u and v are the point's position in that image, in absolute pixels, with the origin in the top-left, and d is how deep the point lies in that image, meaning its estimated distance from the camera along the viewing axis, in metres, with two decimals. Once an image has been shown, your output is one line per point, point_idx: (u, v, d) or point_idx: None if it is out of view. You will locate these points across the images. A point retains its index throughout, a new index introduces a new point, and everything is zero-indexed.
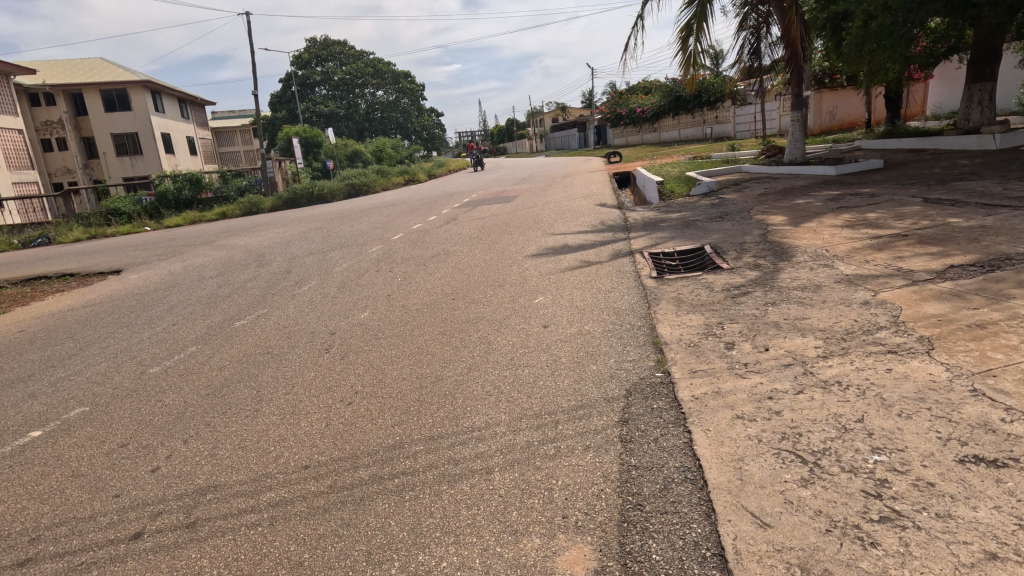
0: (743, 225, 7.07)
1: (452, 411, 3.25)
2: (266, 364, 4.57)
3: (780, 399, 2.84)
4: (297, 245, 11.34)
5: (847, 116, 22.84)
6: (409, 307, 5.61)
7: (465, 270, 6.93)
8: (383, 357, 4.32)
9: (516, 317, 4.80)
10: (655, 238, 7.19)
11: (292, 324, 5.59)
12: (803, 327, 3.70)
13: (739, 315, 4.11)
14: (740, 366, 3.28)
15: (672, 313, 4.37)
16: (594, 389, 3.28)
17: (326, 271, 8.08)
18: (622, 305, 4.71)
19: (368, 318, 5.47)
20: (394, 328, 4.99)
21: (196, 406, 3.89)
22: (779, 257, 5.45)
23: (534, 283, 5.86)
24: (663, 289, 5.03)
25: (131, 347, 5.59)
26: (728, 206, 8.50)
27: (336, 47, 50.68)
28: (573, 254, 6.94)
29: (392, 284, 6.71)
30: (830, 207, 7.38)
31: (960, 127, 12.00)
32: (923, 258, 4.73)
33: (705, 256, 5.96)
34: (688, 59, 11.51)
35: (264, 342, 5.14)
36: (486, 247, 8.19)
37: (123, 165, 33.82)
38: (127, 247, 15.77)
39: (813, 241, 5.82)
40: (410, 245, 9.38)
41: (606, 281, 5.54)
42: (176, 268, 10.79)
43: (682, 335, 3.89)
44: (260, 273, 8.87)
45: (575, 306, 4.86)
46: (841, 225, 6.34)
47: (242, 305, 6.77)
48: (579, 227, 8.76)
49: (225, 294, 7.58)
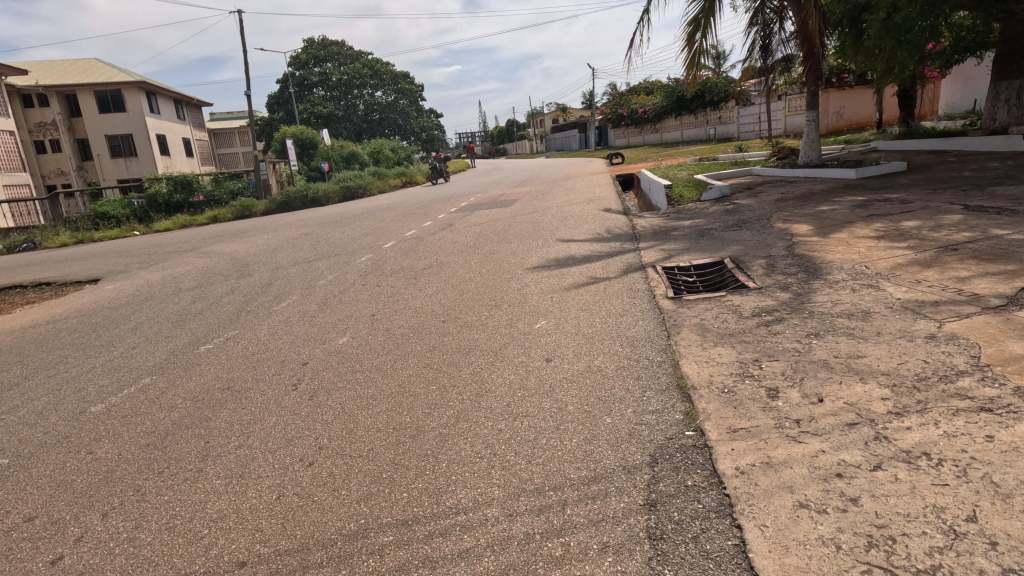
0: (764, 235, 6.43)
1: (433, 484, 2.61)
2: (223, 403, 3.92)
3: (853, 478, 2.19)
4: (283, 253, 10.71)
5: (856, 116, 22.13)
6: (394, 331, 4.97)
7: (458, 284, 6.31)
8: (357, 399, 3.68)
9: (514, 347, 4.16)
10: (668, 249, 6.56)
11: (262, 351, 4.95)
12: (861, 369, 3.04)
13: (777, 350, 3.47)
14: (791, 425, 2.63)
15: (696, 347, 3.72)
16: (609, 454, 2.63)
17: (310, 285, 7.44)
18: (637, 334, 4.07)
19: (347, 344, 4.84)
20: (374, 359, 4.35)
21: (130, 462, 3.24)
22: (813, 274, 4.81)
23: (536, 302, 5.23)
24: (683, 313, 4.40)
25: (81, 376, 4.95)
26: (745, 212, 7.87)
27: (333, 47, 50.22)
28: (577, 268, 6.30)
29: (379, 301, 6.07)
30: (859, 214, 6.74)
31: (984, 127, 11.29)
32: (986, 278, 4.09)
33: (726, 272, 5.32)
34: (697, 56, 10.86)
35: (226, 374, 4.49)
36: (482, 258, 7.56)
37: (118, 168, 33.17)
38: (110, 253, 15.08)
39: (848, 255, 5.18)
40: (402, 254, 8.75)
41: (616, 301, 4.90)
42: (156, 278, 10.17)
43: (713, 377, 3.24)
44: (240, 285, 8.24)
45: (583, 334, 4.22)
46: (877, 236, 5.70)
47: (213, 325, 6.12)
48: (584, 235, 8.11)
49: (199, 310, 6.94)
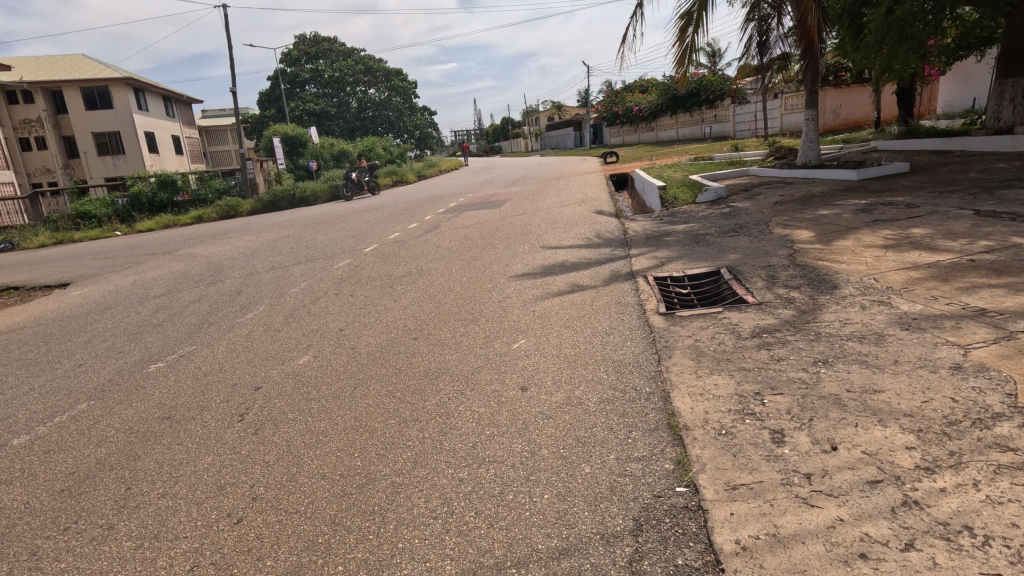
0: (763, 241, 6.03)
1: (374, 554, 2.18)
2: (158, 437, 3.47)
3: (880, 563, 1.79)
4: (261, 257, 10.27)
5: (854, 116, 21.78)
6: (361, 350, 4.54)
7: (436, 294, 5.90)
8: (306, 435, 3.25)
9: (487, 372, 3.74)
10: (660, 256, 6.15)
11: (214, 373, 4.50)
12: (880, 408, 2.63)
13: (780, 381, 3.06)
14: (801, 482, 2.22)
15: (688, 375, 3.31)
16: (585, 518, 2.22)
17: (281, 294, 7.00)
18: (624, 357, 3.66)
19: (308, 365, 4.41)
20: (333, 385, 3.92)
21: (34, 514, 2.79)
22: (818, 287, 4.40)
23: (516, 317, 4.81)
24: (675, 331, 4.00)
25: (14, 399, 4.50)
26: (743, 216, 7.48)
27: (325, 43, 49.61)
28: (563, 277, 5.88)
29: (349, 314, 5.64)
30: (864, 219, 6.35)
31: (989, 127, 10.90)
32: (1012, 293, 3.68)
33: (722, 284, 4.92)
34: (689, 53, 10.43)
35: (169, 400, 4.04)
36: (465, 264, 7.15)
37: (104, 165, 32.51)
38: (85, 255, 14.52)
39: (855, 266, 4.78)
40: (382, 259, 8.32)
41: (602, 317, 4.49)
42: (126, 284, 9.70)
43: (708, 416, 2.82)
44: (210, 292, 7.80)
45: (564, 357, 3.80)
46: (884, 244, 5.30)
47: (170, 340, 5.66)
48: (572, 240, 7.70)
49: (160, 322, 6.48)
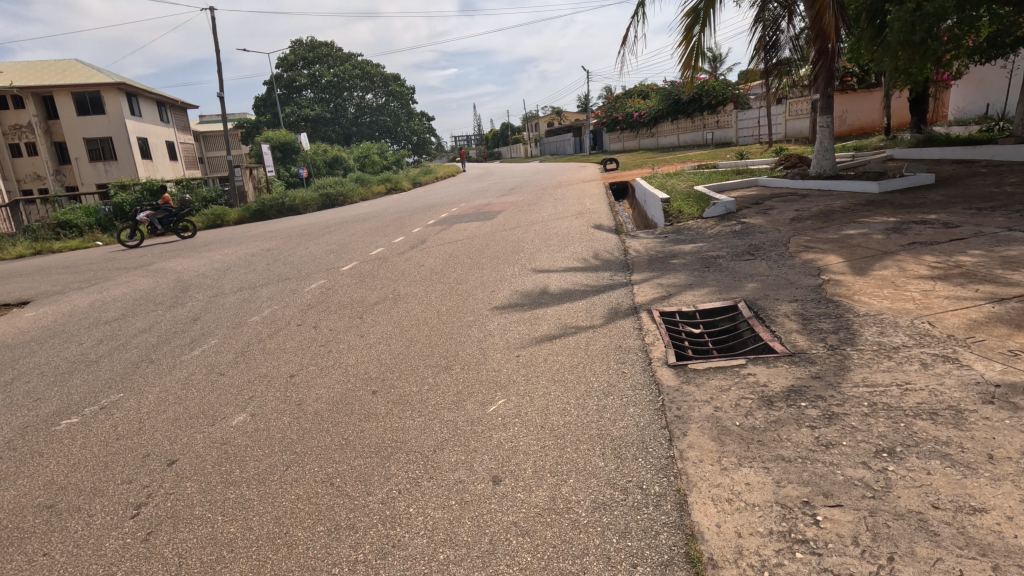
0: (785, 267, 5.28)
1: None
2: (20, 544, 2.67)
3: None
4: (233, 275, 9.49)
5: (860, 121, 21.07)
6: (307, 409, 3.74)
7: (409, 328, 5.15)
8: (208, 548, 2.46)
9: (452, 451, 2.95)
10: (667, 284, 5.41)
11: (129, 437, 3.70)
12: (992, 547, 1.86)
13: (835, 483, 2.28)
14: None
15: (709, 468, 2.52)
16: None
17: (239, 323, 6.22)
18: (626, 434, 2.88)
19: (241, 427, 3.62)
20: (263, 462, 3.13)
21: None
22: (863, 333, 3.63)
23: (495, 366, 4.02)
24: (690, 392, 3.23)
25: None
26: (758, 235, 6.73)
27: (324, 48, 49.11)
28: (554, 309, 5.15)
29: (306, 353, 4.86)
30: (898, 240, 5.61)
31: (1016, 134, 10.17)
32: None
33: (740, 325, 4.16)
34: (693, 56, 9.67)
35: (61, 478, 3.25)
36: (447, 289, 6.39)
37: (96, 171, 31.71)
38: (55, 268, 13.72)
39: (899, 303, 4.02)
40: (359, 279, 7.57)
41: (599, 369, 3.70)
42: (84, 304, 8.91)
43: (739, 545, 2.05)
44: (166, 318, 7.01)
45: (549, 431, 3.02)
46: (929, 275, 4.55)
47: (97, 384, 4.86)
48: (568, 261, 6.91)
49: (96, 358, 5.67)
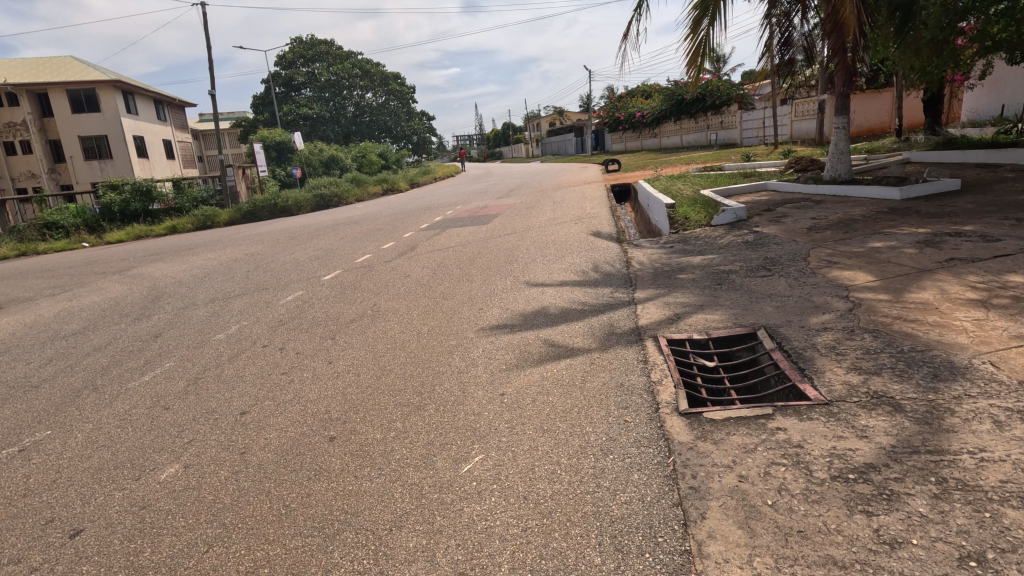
0: (808, 286, 4.70)
1: None
2: None
3: None
4: (211, 282, 8.93)
5: (868, 122, 20.48)
6: (250, 460, 3.15)
7: (382, 354, 4.57)
8: None
9: (412, 533, 2.36)
10: (675, 303, 4.84)
11: (37, 493, 3.10)
12: None
13: None
14: None
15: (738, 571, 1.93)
16: None
17: (201, 342, 5.62)
18: (630, 515, 2.28)
19: (168, 484, 3.02)
20: (181, 539, 2.53)
21: None
22: (913, 374, 3.04)
23: (475, 407, 3.43)
24: (707, 452, 2.64)
25: None
26: (774, 247, 6.14)
27: (323, 47, 48.58)
28: (547, 332, 4.55)
29: (266, 383, 4.28)
30: (934, 255, 5.03)
31: None
32: None
33: (762, 359, 3.58)
34: (702, 53, 9.07)
35: None
36: (431, 305, 5.82)
37: (90, 170, 31.06)
38: (34, 271, 13.15)
39: (951, 335, 3.43)
40: (338, 291, 6.99)
41: (596, 416, 3.10)
42: (50, 314, 8.34)
43: None
44: (126, 334, 6.41)
45: (533, 505, 2.43)
46: (977, 298, 3.96)
47: (27, 417, 4.27)
48: (565, 274, 6.33)
49: (38, 382, 5.08)
